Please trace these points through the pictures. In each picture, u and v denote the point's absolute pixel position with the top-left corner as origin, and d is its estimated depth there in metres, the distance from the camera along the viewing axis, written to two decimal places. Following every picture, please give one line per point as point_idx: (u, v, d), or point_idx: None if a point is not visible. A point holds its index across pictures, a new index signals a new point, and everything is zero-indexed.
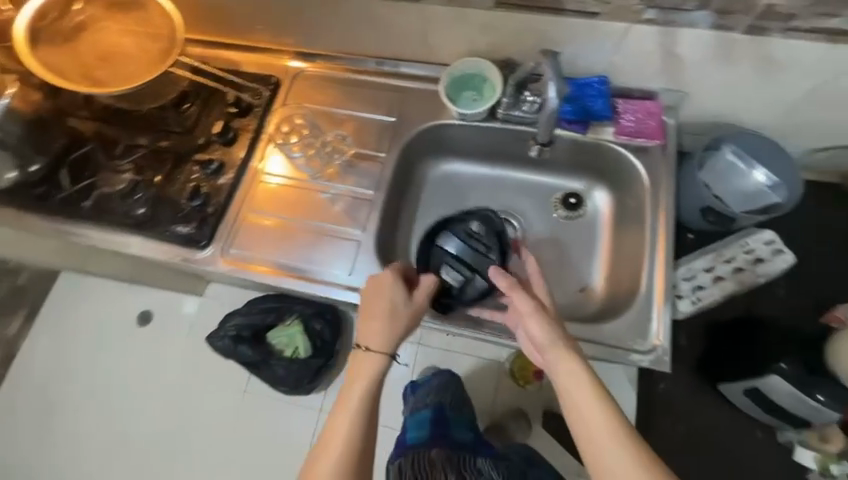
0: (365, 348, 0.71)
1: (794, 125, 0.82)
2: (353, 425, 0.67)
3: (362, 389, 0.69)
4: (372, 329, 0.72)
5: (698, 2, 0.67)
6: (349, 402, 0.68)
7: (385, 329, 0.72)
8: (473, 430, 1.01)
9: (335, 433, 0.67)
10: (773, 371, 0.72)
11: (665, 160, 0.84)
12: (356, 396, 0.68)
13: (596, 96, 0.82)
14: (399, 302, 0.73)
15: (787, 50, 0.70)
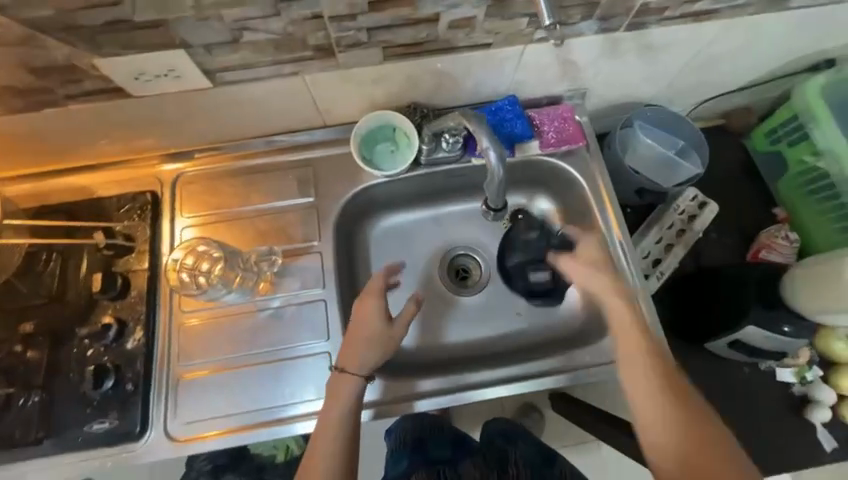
0: (341, 369, 0.69)
1: (679, 91, 0.89)
2: (337, 443, 0.65)
3: (339, 412, 0.67)
4: (350, 349, 0.69)
5: (582, 14, 0.66)
6: (334, 427, 0.66)
7: (372, 351, 0.70)
8: (452, 443, 0.98)
9: (317, 462, 0.64)
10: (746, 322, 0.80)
11: (591, 156, 0.86)
12: (335, 423, 0.66)
13: (511, 118, 0.79)
14: (379, 325, 0.71)
15: (664, 36, 0.73)
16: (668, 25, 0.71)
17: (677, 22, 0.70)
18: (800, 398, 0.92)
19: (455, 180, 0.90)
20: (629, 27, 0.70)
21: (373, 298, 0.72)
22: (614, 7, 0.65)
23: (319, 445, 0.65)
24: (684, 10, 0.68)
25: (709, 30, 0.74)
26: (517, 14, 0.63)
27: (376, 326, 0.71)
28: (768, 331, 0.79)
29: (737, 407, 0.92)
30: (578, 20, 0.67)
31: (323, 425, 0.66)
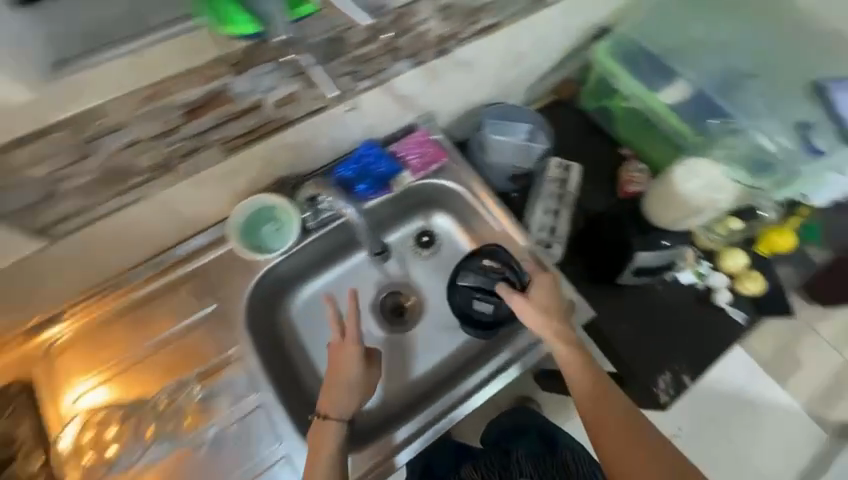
0: (324, 417, 0.71)
1: (506, 83, 1.02)
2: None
3: (334, 458, 0.68)
4: (334, 399, 0.71)
5: (392, 57, 0.71)
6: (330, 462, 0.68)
7: (352, 397, 0.72)
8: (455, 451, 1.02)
9: None
10: (634, 251, 0.91)
11: (459, 167, 0.95)
12: (328, 464, 0.67)
13: (376, 160, 0.85)
14: (359, 375, 0.72)
15: (470, 50, 0.83)
16: (468, 43, 0.81)
17: (474, 39, 0.81)
18: (708, 290, 1.05)
19: (349, 230, 0.91)
20: (438, 55, 0.78)
21: (344, 358, 0.72)
22: (416, 46, 0.72)
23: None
24: (475, 29, 0.78)
25: (503, 34, 0.85)
26: (334, 78, 0.67)
27: (357, 375, 0.72)
28: (653, 250, 0.91)
29: (665, 322, 1.01)
30: (391, 64, 0.73)
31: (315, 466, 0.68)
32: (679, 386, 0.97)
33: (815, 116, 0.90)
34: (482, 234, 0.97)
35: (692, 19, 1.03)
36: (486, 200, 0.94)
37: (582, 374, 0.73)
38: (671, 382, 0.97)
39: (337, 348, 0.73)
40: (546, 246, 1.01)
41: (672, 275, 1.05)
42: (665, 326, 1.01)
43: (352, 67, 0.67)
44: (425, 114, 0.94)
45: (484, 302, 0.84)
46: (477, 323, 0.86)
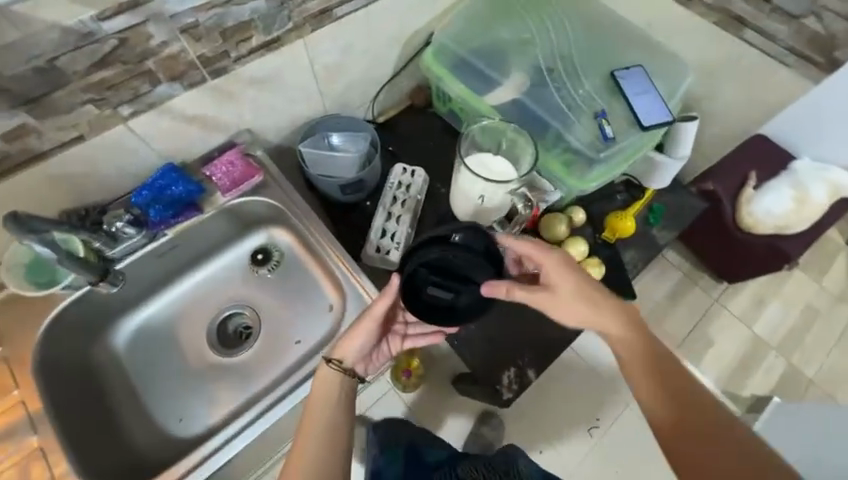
0: (335, 360, 0.74)
1: (333, 96, 1.05)
2: (319, 439, 0.68)
3: (329, 411, 0.71)
4: (346, 348, 0.74)
5: (148, 81, 0.71)
6: (323, 415, 0.70)
7: (367, 340, 0.76)
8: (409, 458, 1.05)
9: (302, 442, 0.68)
10: None
11: (277, 180, 0.93)
12: (322, 417, 0.70)
13: (171, 185, 0.83)
14: (365, 347, 0.75)
15: (258, 68, 0.83)
16: (249, 61, 0.81)
17: (255, 56, 0.81)
18: None
19: (171, 256, 0.90)
20: (213, 74, 0.78)
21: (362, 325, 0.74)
22: (173, 68, 0.72)
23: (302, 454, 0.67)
24: (248, 46, 0.79)
25: (295, 50, 0.87)
26: (73, 105, 0.66)
27: (363, 349, 0.76)
28: None
29: (511, 316, 1.02)
30: (151, 87, 0.72)
31: (316, 405, 0.71)
32: (522, 381, 0.96)
33: (609, 106, 0.95)
34: (313, 247, 0.95)
35: (500, 22, 1.06)
36: (307, 215, 0.94)
37: (637, 345, 0.67)
38: (516, 378, 0.96)
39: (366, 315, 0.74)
40: (386, 252, 1.02)
41: (520, 269, 1.06)
42: (511, 319, 1.01)
43: (91, 94, 0.66)
44: (241, 132, 0.94)
45: (442, 289, 0.70)
46: (432, 312, 0.72)
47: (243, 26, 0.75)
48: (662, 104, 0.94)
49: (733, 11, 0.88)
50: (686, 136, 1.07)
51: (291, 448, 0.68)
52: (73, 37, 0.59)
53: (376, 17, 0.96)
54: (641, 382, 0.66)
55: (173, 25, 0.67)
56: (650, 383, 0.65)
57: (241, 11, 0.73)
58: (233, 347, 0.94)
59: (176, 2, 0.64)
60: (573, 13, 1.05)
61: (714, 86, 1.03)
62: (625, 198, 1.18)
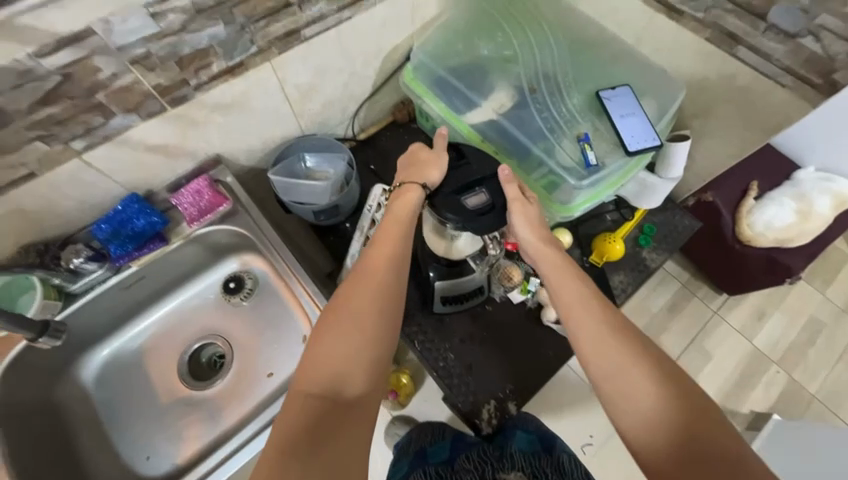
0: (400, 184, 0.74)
1: (308, 116, 1.02)
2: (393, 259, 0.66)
3: (402, 230, 0.69)
4: (422, 174, 0.73)
5: (100, 114, 0.68)
6: (390, 243, 0.67)
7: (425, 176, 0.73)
8: (450, 446, 0.99)
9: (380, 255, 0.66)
10: (434, 280, 0.92)
11: (247, 210, 0.91)
12: (397, 235, 0.68)
13: (133, 218, 0.80)
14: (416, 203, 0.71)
15: (222, 93, 0.81)
16: (211, 87, 0.78)
17: (218, 82, 0.78)
18: (537, 307, 1.01)
19: (138, 290, 0.88)
20: (172, 103, 0.75)
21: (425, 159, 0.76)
22: (128, 99, 0.69)
23: (368, 278, 0.64)
24: (208, 73, 0.75)
25: (260, 74, 0.83)
26: (18, 144, 0.63)
27: (411, 209, 0.71)
28: (452, 277, 0.91)
29: (493, 344, 0.98)
30: (105, 120, 0.69)
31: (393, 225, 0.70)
32: (502, 415, 0.93)
33: (592, 131, 0.91)
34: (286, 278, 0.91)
35: (481, 38, 1.02)
36: (276, 245, 0.91)
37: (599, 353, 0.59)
38: (495, 411, 0.93)
39: (420, 144, 0.79)
40: None
41: (504, 296, 1.01)
42: (493, 348, 0.98)
43: (37, 132, 0.64)
44: (210, 158, 0.90)
45: (475, 193, 0.73)
46: (473, 214, 0.71)
47: (202, 52, 0.72)
48: (650, 126, 0.89)
49: (726, 27, 0.83)
50: (679, 157, 1.01)
51: (357, 272, 0.65)
52: (10, 77, 0.57)
53: (349, 36, 0.92)
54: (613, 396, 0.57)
55: (121, 57, 0.63)
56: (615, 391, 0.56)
57: (197, 38, 0.69)
58: (205, 378, 0.91)
59: (123, 34, 0.61)
60: (557, 32, 1.02)
61: (708, 104, 0.97)
62: (616, 218, 1.14)
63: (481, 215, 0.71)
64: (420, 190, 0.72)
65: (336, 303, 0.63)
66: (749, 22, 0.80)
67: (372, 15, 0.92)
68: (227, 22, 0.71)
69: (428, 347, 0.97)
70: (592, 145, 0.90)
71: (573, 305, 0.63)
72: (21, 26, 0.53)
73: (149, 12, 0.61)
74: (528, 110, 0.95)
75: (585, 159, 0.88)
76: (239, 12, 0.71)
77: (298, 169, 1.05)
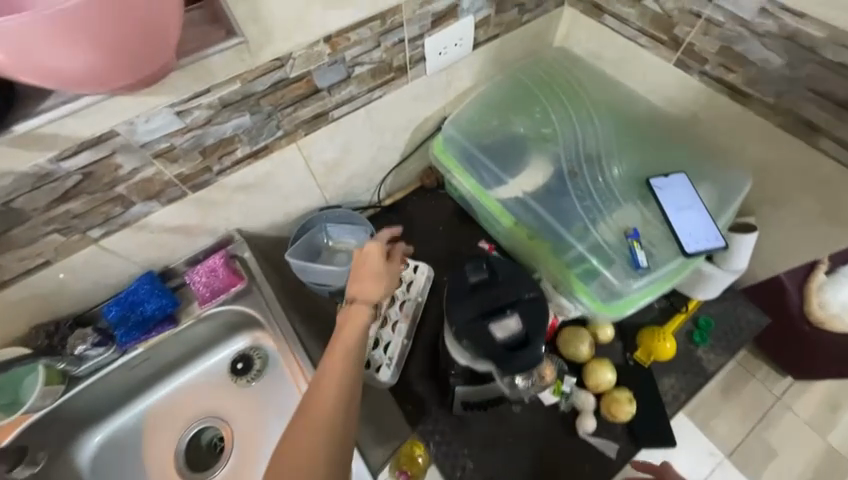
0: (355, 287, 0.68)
1: (332, 189, 0.99)
2: (349, 359, 0.60)
3: (358, 331, 0.63)
4: (369, 288, 0.67)
5: (120, 204, 0.66)
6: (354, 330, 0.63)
7: (377, 285, 0.68)
8: None
9: (339, 347, 0.61)
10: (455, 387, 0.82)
11: (261, 289, 0.87)
12: (350, 337, 0.62)
13: (143, 301, 0.78)
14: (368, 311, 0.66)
15: (245, 176, 0.79)
16: (234, 171, 0.76)
17: (242, 166, 0.76)
18: (573, 413, 0.89)
19: (142, 369, 0.84)
20: (194, 188, 0.73)
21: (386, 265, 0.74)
22: (149, 188, 0.67)
23: (335, 370, 0.58)
24: (231, 158, 0.73)
25: (286, 155, 0.81)
26: (35, 237, 0.62)
27: (376, 265, 0.70)
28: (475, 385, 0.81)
29: (518, 455, 0.86)
30: (124, 209, 0.67)
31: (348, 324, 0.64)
32: None
33: (642, 225, 0.82)
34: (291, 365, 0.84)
35: (518, 112, 0.96)
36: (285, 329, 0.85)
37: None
38: None
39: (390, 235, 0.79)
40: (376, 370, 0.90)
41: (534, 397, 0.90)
42: (518, 459, 0.86)
43: (55, 225, 0.63)
44: (229, 234, 0.88)
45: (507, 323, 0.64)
46: (504, 349, 0.62)
47: (227, 141, 0.70)
48: (711, 221, 0.79)
49: (804, 116, 0.74)
50: (743, 249, 0.88)
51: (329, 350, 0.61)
52: (29, 179, 0.56)
53: (378, 113, 0.89)
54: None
55: (144, 152, 0.62)
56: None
57: (222, 129, 0.68)
58: (201, 468, 0.85)
59: (146, 132, 0.60)
60: (602, 109, 0.95)
61: (779, 192, 0.85)
62: (664, 307, 1.01)
63: (513, 353, 0.61)
64: (383, 264, 0.71)
65: (309, 400, 0.56)
66: (834, 113, 0.70)
67: (404, 93, 0.89)
68: (253, 111, 0.69)
69: (445, 453, 0.86)
70: (641, 242, 0.80)
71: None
72: (44, 133, 0.52)
73: (175, 109, 0.60)
74: (567, 197, 0.87)
75: (633, 257, 0.78)
76: (267, 102, 0.69)
77: (319, 243, 1.01)
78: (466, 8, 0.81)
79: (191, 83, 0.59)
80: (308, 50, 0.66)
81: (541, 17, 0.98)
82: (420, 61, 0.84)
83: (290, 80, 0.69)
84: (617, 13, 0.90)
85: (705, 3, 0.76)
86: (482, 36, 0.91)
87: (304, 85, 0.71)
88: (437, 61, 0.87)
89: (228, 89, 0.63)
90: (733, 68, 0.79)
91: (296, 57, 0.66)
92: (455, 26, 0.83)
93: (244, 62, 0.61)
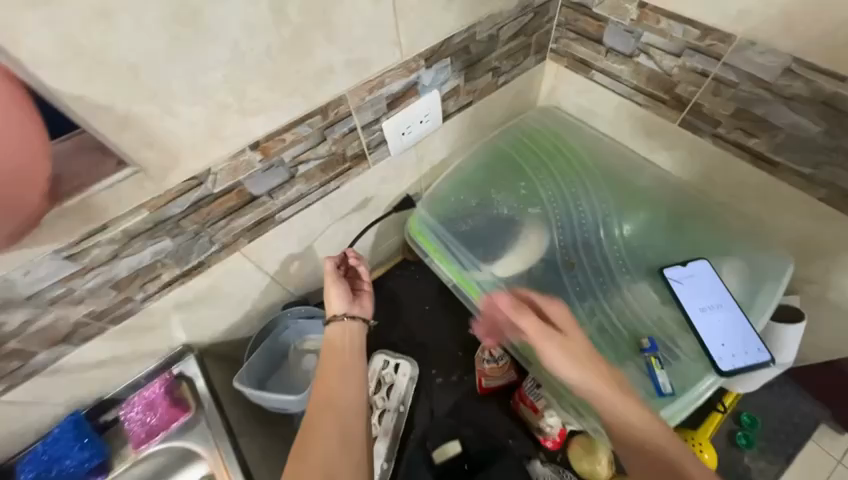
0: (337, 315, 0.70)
1: (298, 283, 0.87)
2: (352, 413, 0.59)
3: (352, 377, 0.62)
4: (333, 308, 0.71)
5: (19, 357, 0.56)
6: (346, 399, 0.60)
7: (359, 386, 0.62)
8: None
9: (337, 393, 0.60)
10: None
11: (211, 418, 0.75)
12: (339, 390, 0.60)
13: (63, 456, 0.67)
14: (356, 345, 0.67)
15: (182, 295, 0.67)
16: (164, 294, 0.65)
17: (172, 288, 0.65)
18: None
19: None
20: (114, 321, 0.62)
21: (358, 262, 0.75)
22: (52, 334, 0.57)
23: (330, 413, 0.58)
24: (156, 283, 0.62)
25: (231, 265, 0.70)
26: None
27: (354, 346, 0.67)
28: None
29: None
30: (23, 361, 0.57)
31: (328, 384, 0.61)
32: None
33: (661, 332, 0.68)
34: None
35: (501, 188, 0.84)
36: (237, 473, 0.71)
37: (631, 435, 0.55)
38: None
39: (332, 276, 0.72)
40: None
41: None
42: None
43: None
44: (175, 352, 0.76)
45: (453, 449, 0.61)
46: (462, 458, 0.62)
47: (148, 269, 0.59)
48: (748, 325, 0.65)
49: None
50: (789, 342, 0.72)
51: (307, 422, 0.58)
52: None
53: (339, 202, 0.77)
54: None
55: (34, 303, 0.52)
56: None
57: (138, 259, 0.57)
58: None
59: (29, 284, 0.50)
60: (598, 179, 0.82)
61: (828, 270, 0.70)
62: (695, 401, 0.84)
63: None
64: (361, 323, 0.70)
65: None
66: None
67: (366, 178, 0.78)
68: (175, 234, 0.58)
69: None
70: (660, 356, 0.65)
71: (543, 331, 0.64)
72: None
73: (63, 255, 0.50)
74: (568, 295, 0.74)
75: (654, 377, 0.63)
76: (191, 222, 0.59)
77: (285, 344, 0.88)
78: (427, 84, 0.70)
79: (79, 224, 0.48)
80: (231, 162, 0.56)
81: (521, 76, 0.86)
82: (379, 144, 0.73)
83: (216, 195, 0.58)
84: (607, 70, 0.78)
85: (712, 61, 0.63)
86: (453, 107, 0.80)
87: (235, 196, 0.60)
88: (401, 142, 0.76)
89: (133, 221, 0.52)
90: (753, 132, 0.65)
91: (218, 172, 0.55)
92: (417, 103, 0.72)
93: (146, 190, 0.51)
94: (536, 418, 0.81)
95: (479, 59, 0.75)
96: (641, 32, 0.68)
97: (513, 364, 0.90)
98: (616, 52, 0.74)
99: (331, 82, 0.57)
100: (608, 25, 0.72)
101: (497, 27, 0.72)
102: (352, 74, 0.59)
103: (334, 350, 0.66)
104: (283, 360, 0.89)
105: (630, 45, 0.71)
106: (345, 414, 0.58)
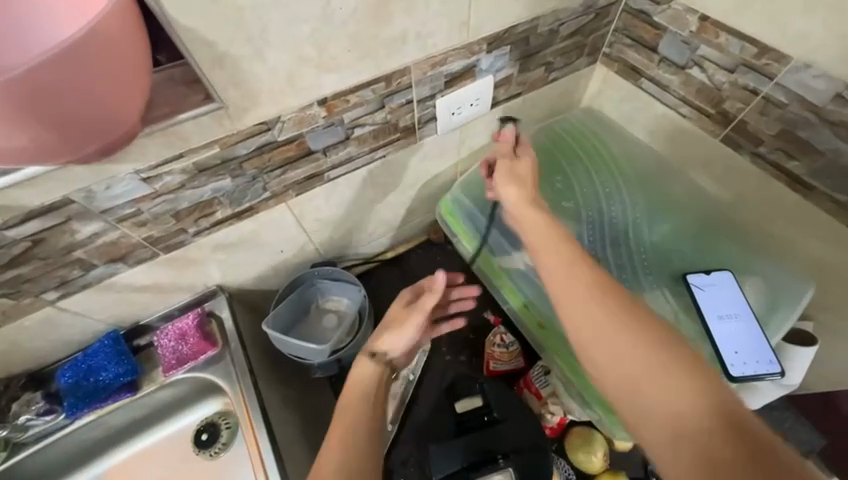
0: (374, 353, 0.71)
1: (330, 244, 0.91)
2: (366, 447, 0.60)
3: (365, 416, 0.64)
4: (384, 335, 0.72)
5: (81, 267, 0.61)
6: (356, 440, 0.60)
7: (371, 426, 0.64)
8: None
9: (353, 434, 0.61)
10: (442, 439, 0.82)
11: (235, 357, 0.79)
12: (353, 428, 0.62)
13: (100, 368, 0.71)
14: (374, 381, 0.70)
15: (228, 235, 0.72)
16: (213, 232, 0.69)
17: (222, 226, 0.69)
18: None
19: (93, 436, 0.76)
20: (167, 249, 0.67)
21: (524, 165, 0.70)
22: (113, 251, 0.61)
23: (338, 457, 0.58)
24: (210, 220, 0.66)
25: (275, 215, 0.74)
26: None
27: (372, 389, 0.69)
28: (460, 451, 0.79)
29: None
30: (83, 271, 0.62)
31: (340, 425, 0.62)
32: None
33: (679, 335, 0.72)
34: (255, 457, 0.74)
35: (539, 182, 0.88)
36: (252, 413, 0.75)
37: (632, 360, 0.47)
38: None
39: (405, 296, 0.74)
40: None
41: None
42: None
43: (2, 289, 0.57)
44: (209, 290, 0.80)
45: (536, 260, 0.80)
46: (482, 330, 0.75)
47: (206, 204, 0.64)
48: (763, 338, 0.68)
49: None
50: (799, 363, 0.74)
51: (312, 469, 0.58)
52: None
53: (382, 172, 0.81)
54: (655, 441, 0.44)
55: (106, 218, 0.56)
56: (640, 408, 0.45)
57: (199, 193, 0.61)
58: None
59: (106, 199, 0.54)
60: (633, 185, 0.86)
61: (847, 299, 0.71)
62: None
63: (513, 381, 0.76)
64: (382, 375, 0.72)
65: None
66: None
67: (411, 152, 0.81)
68: (235, 175, 0.62)
69: None
70: None
71: (546, 245, 0.59)
72: None
73: (141, 177, 0.54)
74: None
75: None
76: (251, 166, 0.62)
77: (309, 300, 0.92)
78: (484, 68, 0.74)
79: (159, 149, 0.52)
80: (299, 113, 0.59)
81: (570, 75, 0.89)
82: (429, 121, 0.77)
83: (279, 143, 0.62)
84: (657, 79, 0.80)
85: (765, 81, 0.65)
86: (503, 95, 0.83)
87: (294, 147, 0.64)
88: (450, 121, 0.79)
89: (204, 154, 0.56)
90: (794, 154, 0.67)
91: (285, 121, 0.59)
92: (471, 86, 0.75)
93: (222, 127, 0.55)
94: (538, 406, 0.84)
95: (536, 52, 0.78)
96: (698, 44, 0.70)
97: (522, 351, 0.92)
98: (669, 62, 0.76)
99: (401, 52, 0.61)
100: (665, 34, 0.74)
101: (558, 23, 0.75)
102: (420, 46, 0.62)
103: (355, 386, 0.68)
104: (305, 316, 0.93)
105: (685, 57, 0.73)
106: (355, 457, 0.59)
